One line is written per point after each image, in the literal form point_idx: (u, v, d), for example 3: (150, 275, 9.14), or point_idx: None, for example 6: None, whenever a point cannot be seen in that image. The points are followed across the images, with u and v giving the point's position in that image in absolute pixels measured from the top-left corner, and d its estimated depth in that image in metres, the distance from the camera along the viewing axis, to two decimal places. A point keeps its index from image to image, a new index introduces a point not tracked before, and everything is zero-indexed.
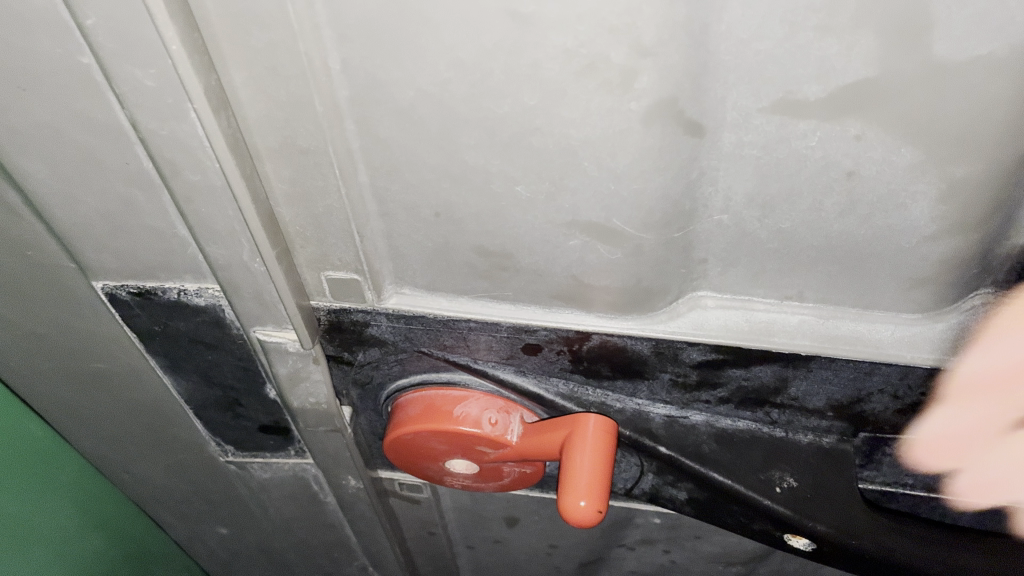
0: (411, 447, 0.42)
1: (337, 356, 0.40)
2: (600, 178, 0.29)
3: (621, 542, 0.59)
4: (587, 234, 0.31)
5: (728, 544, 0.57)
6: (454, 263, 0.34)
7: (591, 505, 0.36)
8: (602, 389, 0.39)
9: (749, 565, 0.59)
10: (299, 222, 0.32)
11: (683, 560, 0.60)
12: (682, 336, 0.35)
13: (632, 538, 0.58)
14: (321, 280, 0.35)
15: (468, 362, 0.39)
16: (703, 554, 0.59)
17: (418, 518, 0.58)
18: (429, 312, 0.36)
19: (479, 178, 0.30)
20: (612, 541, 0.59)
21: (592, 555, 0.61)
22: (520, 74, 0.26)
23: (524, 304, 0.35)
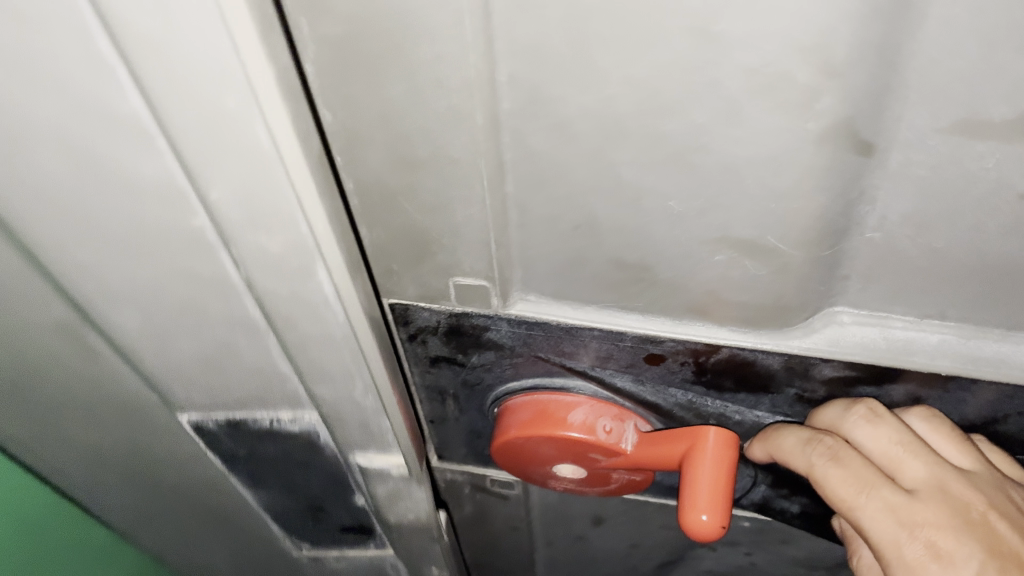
0: (519, 452, 0.41)
1: (450, 356, 0.40)
2: (759, 197, 0.28)
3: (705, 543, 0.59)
4: (736, 250, 0.30)
5: (816, 549, 0.57)
6: (587, 272, 0.33)
7: (713, 520, 0.36)
8: (722, 402, 0.38)
9: (832, 570, 0.59)
10: (433, 230, 0.32)
11: (767, 560, 0.60)
12: (816, 352, 0.34)
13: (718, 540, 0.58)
14: (449, 286, 0.35)
15: (584, 369, 0.39)
16: (786, 557, 0.59)
17: (504, 514, 0.58)
18: (553, 320, 0.36)
19: (631, 192, 0.29)
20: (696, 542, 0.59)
21: (672, 556, 0.61)
22: (694, 91, 0.25)
23: (652, 316, 0.34)
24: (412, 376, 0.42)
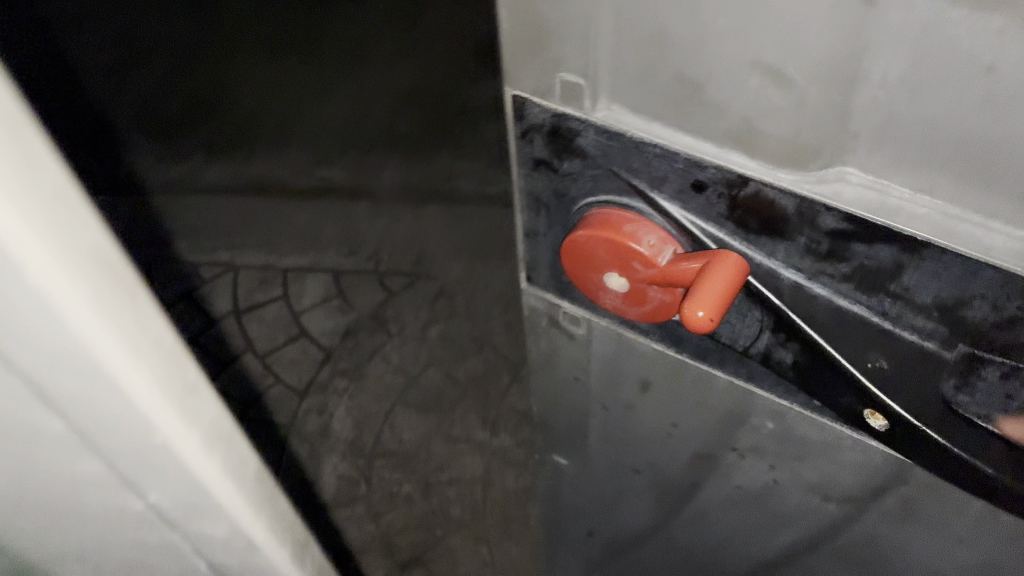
0: (580, 255, 0.52)
1: (547, 160, 0.50)
2: (785, 23, 0.37)
3: (733, 446, 0.66)
4: (766, 77, 0.39)
5: (827, 475, 0.62)
6: (657, 85, 0.43)
7: (706, 316, 0.45)
8: (745, 242, 0.47)
9: (843, 506, 0.64)
10: (550, 21, 0.43)
11: (786, 480, 0.66)
12: (821, 198, 0.43)
13: (744, 444, 0.65)
14: (557, 81, 0.45)
15: (645, 191, 0.48)
16: (802, 479, 0.65)
17: (572, 359, 0.68)
18: (626, 130, 0.45)
19: (693, 6, 0.38)
20: (724, 441, 0.66)
21: (705, 449, 0.69)
22: None
23: (702, 140, 0.44)
24: (517, 179, 0.53)
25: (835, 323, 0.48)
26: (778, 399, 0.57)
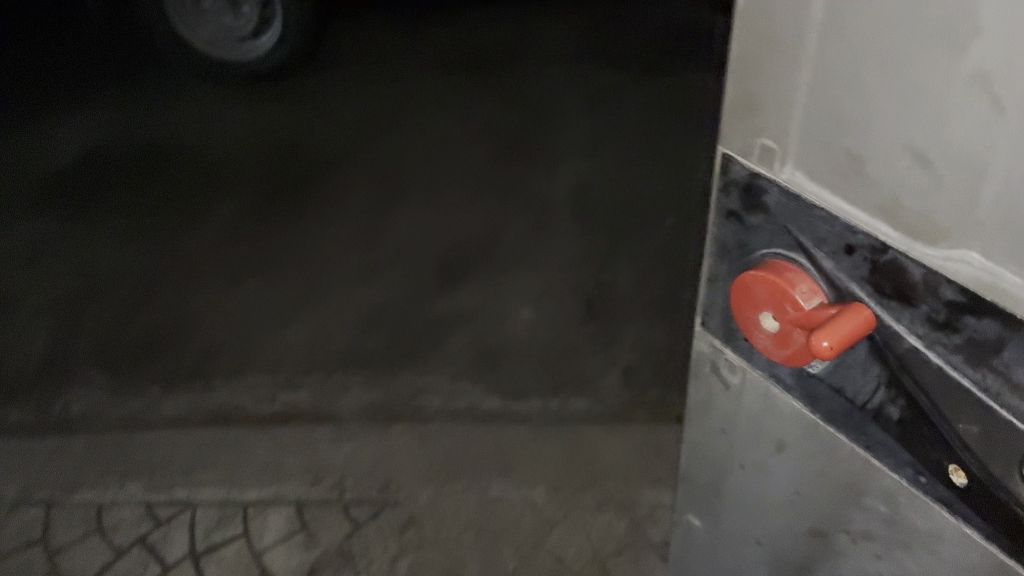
0: (746, 294, 0.70)
1: (738, 211, 0.71)
2: (935, 116, 0.53)
3: (847, 528, 0.78)
4: (915, 159, 0.56)
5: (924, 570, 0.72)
6: (831, 159, 0.61)
7: (827, 347, 0.62)
8: (881, 303, 0.62)
9: None
10: (763, 95, 0.64)
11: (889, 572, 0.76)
12: (944, 271, 0.57)
13: (857, 526, 0.77)
14: (757, 145, 0.66)
15: (807, 248, 0.66)
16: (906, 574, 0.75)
17: (724, 407, 0.87)
18: (800, 192, 0.64)
19: (867, 97, 0.56)
20: (840, 522, 0.79)
21: (822, 525, 0.82)
22: (910, 33, 0.52)
23: (858, 210, 0.61)
24: (713, 227, 0.75)
25: (940, 389, 0.61)
26: (891, 473, 0.70)
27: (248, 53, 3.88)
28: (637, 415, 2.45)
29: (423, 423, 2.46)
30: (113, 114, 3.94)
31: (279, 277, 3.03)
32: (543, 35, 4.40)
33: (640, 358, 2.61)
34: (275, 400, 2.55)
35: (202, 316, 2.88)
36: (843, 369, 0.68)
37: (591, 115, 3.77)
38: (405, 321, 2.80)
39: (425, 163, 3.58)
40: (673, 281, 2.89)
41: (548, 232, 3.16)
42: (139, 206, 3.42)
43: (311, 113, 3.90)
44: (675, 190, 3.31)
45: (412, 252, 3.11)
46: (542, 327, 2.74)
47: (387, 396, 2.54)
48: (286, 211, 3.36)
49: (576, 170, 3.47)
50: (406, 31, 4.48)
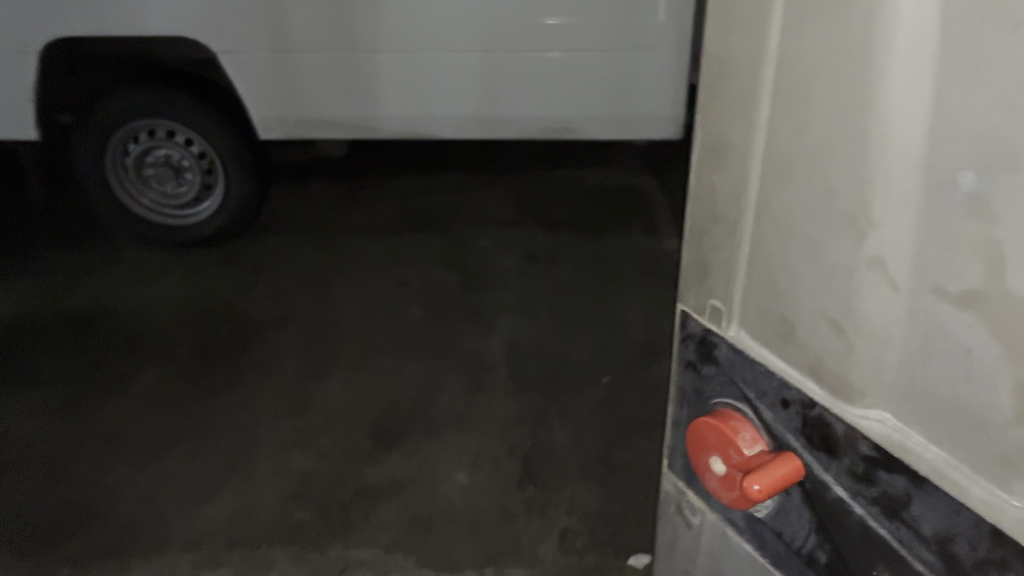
0: (698, 438, 0.77)
1: (694, 362, 0.81)
2: (845, 291, 0.62)
3: None
4: (833, 327, 0.64)
5: None
6: (768, 321, 0.70)
7: (757, 491, 0.67)
8: (810, 453, 0.68)
9: None
10: (716, 262, 0.75)
11: None
12: (861, 428, 0.63)
13: None
14: (712, 303, 0.77)
15: (751, 399, 0.74)
16: None
17: (688, 548, 0.93)
18: (744, 348, 0.74)
19: (793, 270, 0.66)
20: None
21: None
22: (820, 219, 0.62)
23: (789, 368, 0.69)
24: (677, 377, 0.85)
25: (862, 535, 0.67)
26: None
27: (190, 217, 3.99)
28: None
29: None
30: (49, 281, 3.95)
31: (206, 447, 2.98)
32: (483, 201, 4.58)
33: (576, 524, 2.62)
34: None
35: (124, 488, 2.81)
36: (785, 513, 0.74)
37: (524, 280, 3.90)
38: (337, 489, 2.78)
39: (361, 326, 3.63)
40: (608, 444, 2.93)
41: (484, 393, 3.20)
42: (68, 373, 3.37)
43: (251, 278, 3.96)
44: (608, 352, 3.40)
45: (345, 417, 3.11)
46: (476, 492, 2.74)
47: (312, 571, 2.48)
48: (219, 377, 3.35)
49: (512, 332, 3.56)
50: (351, 198, 4.64)
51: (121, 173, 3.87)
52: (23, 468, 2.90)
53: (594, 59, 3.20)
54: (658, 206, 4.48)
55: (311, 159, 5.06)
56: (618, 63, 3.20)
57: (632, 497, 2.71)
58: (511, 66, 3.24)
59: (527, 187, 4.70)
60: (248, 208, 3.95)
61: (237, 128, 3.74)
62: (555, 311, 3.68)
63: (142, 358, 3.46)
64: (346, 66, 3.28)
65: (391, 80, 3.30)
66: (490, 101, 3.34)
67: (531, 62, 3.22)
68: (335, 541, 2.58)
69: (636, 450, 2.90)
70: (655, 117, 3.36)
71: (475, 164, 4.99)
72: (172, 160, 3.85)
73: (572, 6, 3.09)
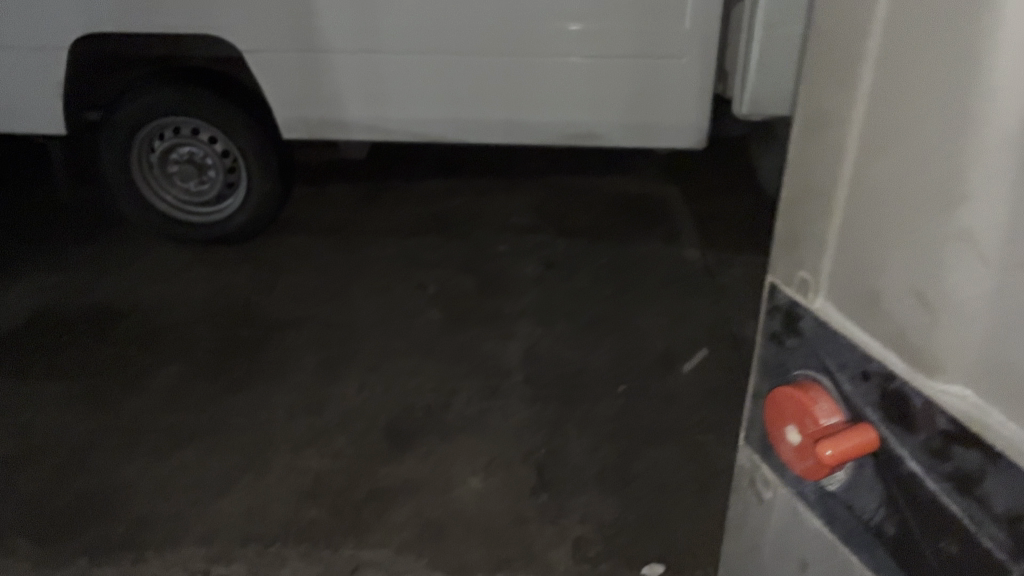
0: (776, 407, 0.81)
1: (777, 333, 0.84)
2: (932, 265, 0.63)
3: None
4: (917, 301, 0.66)
5: None
6: (851, 292, 0.73)
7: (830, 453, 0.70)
8: (888, 427, 0.70)
9: None
10: (803, 233, 0.78)
11: None
12: (941, 403, 0.65)
13: None
14: (797, 274, 0.80)
15: (830, 370, 0.76)
16: None
17: (755, 524, 0.97)
18: (826, 319, 0.76)
19: (879, 242, 0.68)
20: None
21: None
22: (911, 192, 0.64)
23: (870, 339, 0.71)
24: (759, 347, 0.88)
25: (933, 510, 0.68)
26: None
27: (211, 215, 4.00)
28: None
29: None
30: (70, 274, 3.98)
31: (222, 443, 3.00)
32: (503, 208, 4.59)
33: (590, 531, 2.61)
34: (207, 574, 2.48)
35: (141, 480, 2.84)
36: (858, 486, 0.76)
37: (543, 287, 3.91)
38: (351, 489, 2.78)
39: (379, 329, 3.64)
40: (625, 453, 2.93)
41: (501, 398, 3.21)
42: (87, 364, 3.40)
43: (270, 277, 3.98)
44: (627, 361, 3.40)
45: (363, 418, 3.11)
46: (490, 497, 2.74)
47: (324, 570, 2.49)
48: (236, 374, 3.36)
49: (530, 337, 3.57)
50: (372, 201, 4.66)
51: (145, 169, 3.88)
52: (41, 459, 2.94)
53: (618, 66, 3.22)
54: (678, 217, 4.48)
55: (334, 161, 5.10)
56: (642, 70, 3.22)
57: (647, 506, 2.70)
58: (536, 71, 3.26)
59: (547, 194, 4.71)
60: (269, 207, 3.95)
61: (261, 128, 3.75)
62: (573, 318, 3.69)
63: (158, 353, 3.48)
64: (372, 66, 3.30)
65: (417, 83, 3.33)
66: (513, 106, 3.35)
67: (556, 68, 3.24)
68: (347, 541, 2.59)
69: (653, 459, 2.90)
70: (678, 127, 3.36)
71: (496, 171, 5.01)
72: (195, 158, 3.86)
73: (598, 13, 3.11)
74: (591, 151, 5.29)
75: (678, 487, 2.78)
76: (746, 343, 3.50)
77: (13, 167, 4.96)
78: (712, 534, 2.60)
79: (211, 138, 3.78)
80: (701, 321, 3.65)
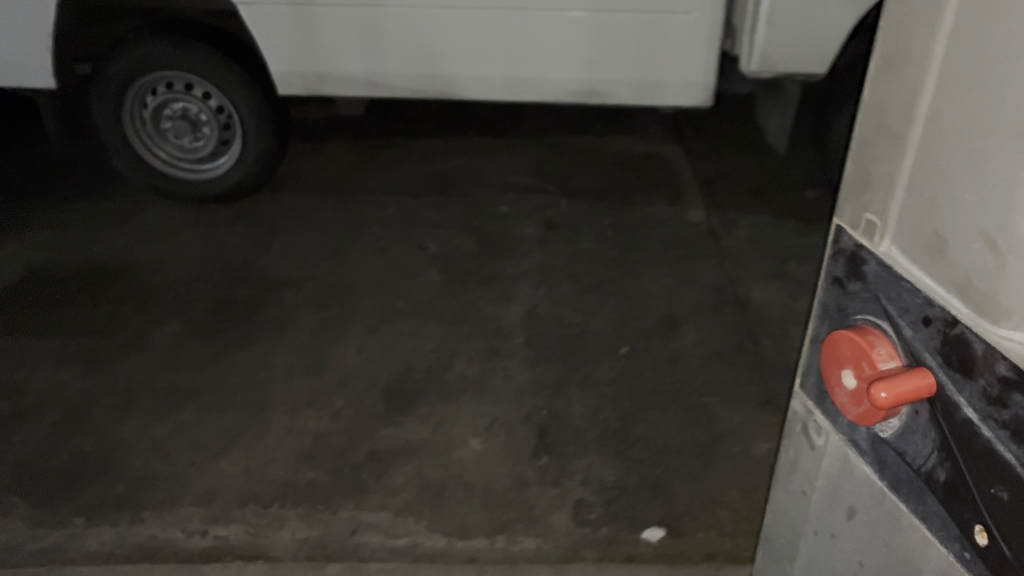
0: (832, 350, 0.85)
1: (841, 278, 0.88)
2: (1002, 209, 0.64)
3: None
4: (984, 245, 0.67)
5: None
6: (921, 237, 0.75)
7: (885, 398, 0.74)
8: (947, 374, 0.73)
9: None
10: (878, 177, 0.81)
11: None
12: (1001, 349, 0.66)
13: None
14: (867, 218, 0.83)
15: (892, 314, 0.80)
16: None
17: (809, 468, 1.07)
18: (892, 264, 0.79)
19: (952, 186, 0.70)
20: None
21: None
22: (986, 135, 0.65)
23: (936, 284, 0.73)
24: (825, 294, 0.92)
25: (988, 459, 0.70)
26: (938, 547, 0.81)
27: (205, 172, 3.91)
28: (587, 554, 2.39)
29: (359, 563, 2.37)
30: (65, 232, 3.92)
31: (221, 403, 2.97)
32: (503, 168, 4.53)
33: (591, 495, 2.58)
34: (205, 535, 2.45)
35: (139, 439, 2.81)
36: (908, 437, 0.82)
37: (545, 248, 3.87)
38: (351, 450, 2.75)
39: (378, 290, 3.58)
40: (627, 415, 2.90)
41: (502, 360, 3.17)
42: (84, 323, 3.35)
43: (268, 236, 3.92)
44: (629, 323, 3.37)
45: (362, 377, 3.09)
46: (489, 458, 2.72)
47: (322, 532, 2.46)
48: (234, 334, 3.32)
49: (532, 299, 3.53)
50: (370, 161, 4.58)
51: (138, 125, 3.80)
52: (40, 416, 2.91)
53: (623, 21, 3.13)
54: (681, 179, 4.41)
55: (334, 119, 5.04)
56: (648, 26, 3.14)
57: (649, 468, 2.67)
58: (535, 26, 3.17)
59: (548, 154, 4.66)
60: (265, 164, 3.87)
61: (257, 83, 3.66)
62: (575, 279, 3.65)
63: (152, 311, 3.43)
64: (372, 20, 3.21)
65: (419, 39, 3.24)
66: (516, 62, 3.28)
67: (557, 23, 3.16)
68: (346, 502, 2.56)
69: (656, 421, 2.86)
70: (684, 83, 3.30)
71: (496, 129, 4.94)
72: (189, 114, 3.76)
73: None
74: (593, 110, 5.20)
75: (680, 449, 2.75)
76: (750, 305, 3.46)
77: (8, 125, 4.89)
78: (714, 498, 2.57)
79: (206, 94, 3.69)
80: (704, 282, 3.61)
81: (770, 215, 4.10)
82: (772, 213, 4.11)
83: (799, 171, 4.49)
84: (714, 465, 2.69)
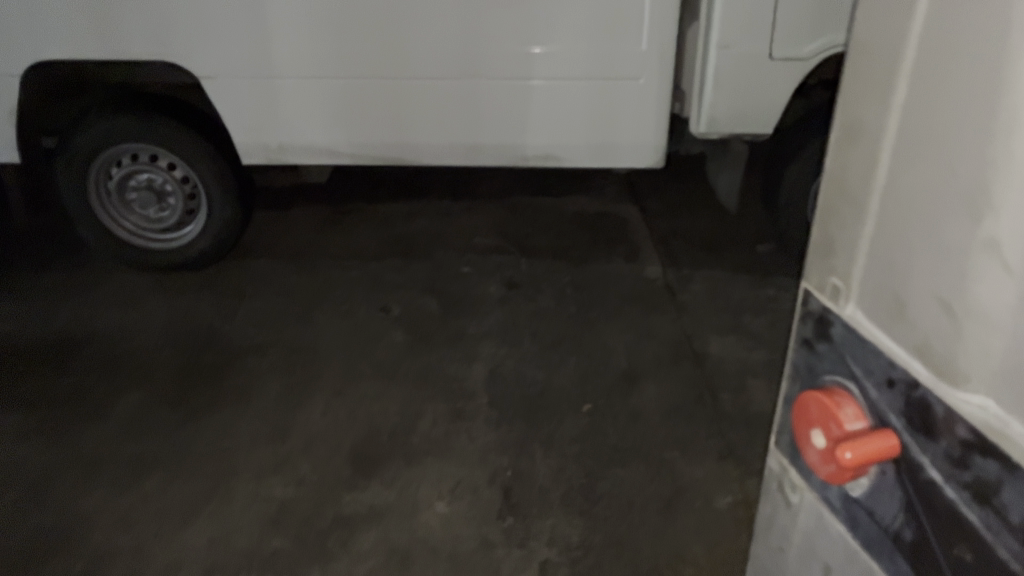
0: (803, 410, 0.92)
1: (810, 340, 0.95)
2: (957, 281, 0.72)
3: None
4: (942, 312, 0.74)
5: None
6: (882, 302, 0.82)
7: (849, 458, 0.80)
8: (910, 435, 0.80)
9: None
10: (841, 246, 0.88)
11: None
12: (960, 411, 0.73)
13: None
14: (833, 283, 0.90)
15: (859, 378, 0.87)
16: None
17: (786, 524, 1.12)
18: (857, 328, 0.86)
19: (909, 259, 0.77)
20: None
21: None
22: (939, 217, 0.73)
23: (899, 346, 0.81)
24: (795, 353, 0.99)
25: (952, 517, 0.77)
26: None
27: (171, 241, 3.94)
28: None
29: None
30: (25, 304, 3.89)
31: (185, 471, 2.95)
32: (462, 229, 4.60)
33: (557, 555, 2.60)
34: None
35: (100, 512, 2.77)
36: (876, 497, 0.88)
37: (505, 308, 3.92)
38: (316, 516, 2.75)
39: (341, 353, 3.61)
40: (592, 472, 2.94)
41: (466, 421, 3.20)
42: (43, 394, 3.32)
43: (228, 303, 3.93)
44: (591, 380, 3.42)
45: (328, 441, 3.09)
46: (455, 521, 2.73)
47: None
48: (198, 401, 3.31)
49: (495, 358, 3.58)
50: (330, 226, 4.63)
51: (103, 196, 3.83)
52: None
53: (580, 90, 3.25)
54: (636, 237, 4.52)
55: (294, 185, 5.10)
56: (602, 95, 3.26)
57: (615, 525, 2.71)
58: (497, 95, 3.28)
59: (506, 215, 4.75)
60: (229, 232, 3.90)
61: (219, 152, 3.71)
62: (537, 338, 3.70)
63: (116, 380, 3.42)
64: (336, 92, 3.29)
65: (382, 109, 3.33)
66: (476, 130, 3.38)
67: (516, 92, 3.27)
68: (312, 569, 2.55)
69: (622, 477, 2.91)
70: (636, 146, 3.39)
71: (454, 192, 5.03)
72: (154, 185, 3.79)
73: (558, 35, 3.14)
74: (549, 171, 5.32)
75: (643, 504, 2.79)
76: (707, 359, 3.55)
77: None
78: (678, 553, 2.60)
79: (170, 165, 3.73)
80: (662, 338, 3.69)
81: (723, 270, 4.22)
82: (724, 268, 4.23)
83: (749, 228, 4.63)
84: (676, 519, 2.73)
